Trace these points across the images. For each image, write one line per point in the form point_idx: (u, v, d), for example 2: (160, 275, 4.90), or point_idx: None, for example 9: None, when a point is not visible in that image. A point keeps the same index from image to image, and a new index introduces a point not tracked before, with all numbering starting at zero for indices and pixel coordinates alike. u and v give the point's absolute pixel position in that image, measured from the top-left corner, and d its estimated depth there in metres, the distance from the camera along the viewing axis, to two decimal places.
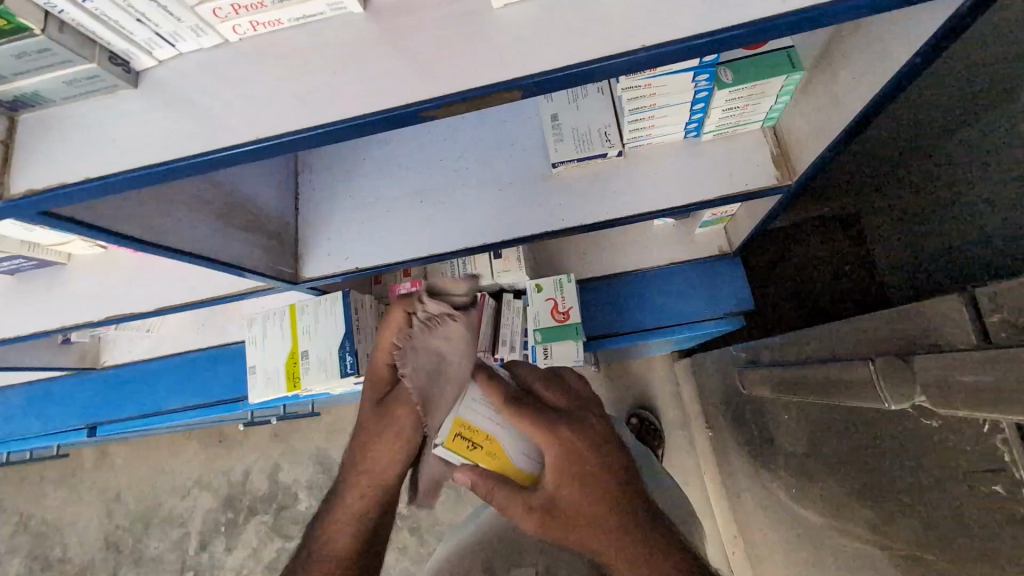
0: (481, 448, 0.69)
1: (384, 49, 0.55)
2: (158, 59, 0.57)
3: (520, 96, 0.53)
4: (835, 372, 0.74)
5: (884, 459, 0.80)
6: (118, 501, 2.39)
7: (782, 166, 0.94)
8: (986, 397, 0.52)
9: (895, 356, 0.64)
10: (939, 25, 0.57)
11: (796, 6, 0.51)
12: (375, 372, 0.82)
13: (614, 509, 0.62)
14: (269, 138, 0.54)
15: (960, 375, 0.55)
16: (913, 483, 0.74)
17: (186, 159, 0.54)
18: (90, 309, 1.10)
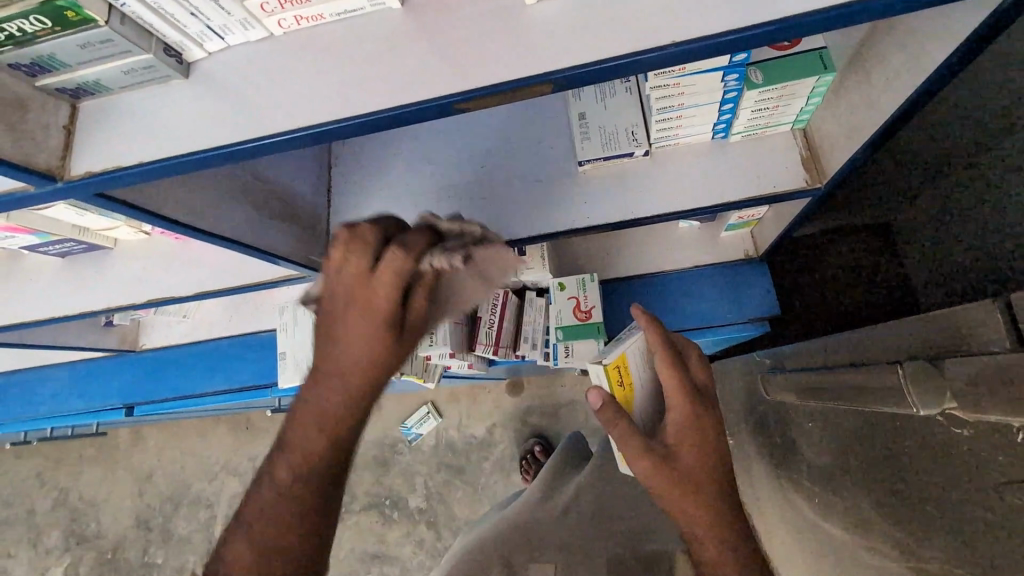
0: (626, 386, 0.82)
1: (420, 43, 0.57)
2: (209, 52, 0.60)
3: (550, 90, 0.55)
4: (860, 377, 0.73)
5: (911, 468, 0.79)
6: (150, 481, 2.48)
7: (811, 168, 0.93)
8: (1005, 402, 0.51)
9: (925, 361, 0.61)
10: (974, 26, 0.56)
11: (829, 4, 0.51)
12: (350, 311, 0.59)
13: (716, 486, 0.70)
14: (308, 128, 0.56)
15: (983, 381, 0.54)
16: (939, 493, 0.72)
17: (232, 146, 0.57)
18: (133, 292, 1.15)
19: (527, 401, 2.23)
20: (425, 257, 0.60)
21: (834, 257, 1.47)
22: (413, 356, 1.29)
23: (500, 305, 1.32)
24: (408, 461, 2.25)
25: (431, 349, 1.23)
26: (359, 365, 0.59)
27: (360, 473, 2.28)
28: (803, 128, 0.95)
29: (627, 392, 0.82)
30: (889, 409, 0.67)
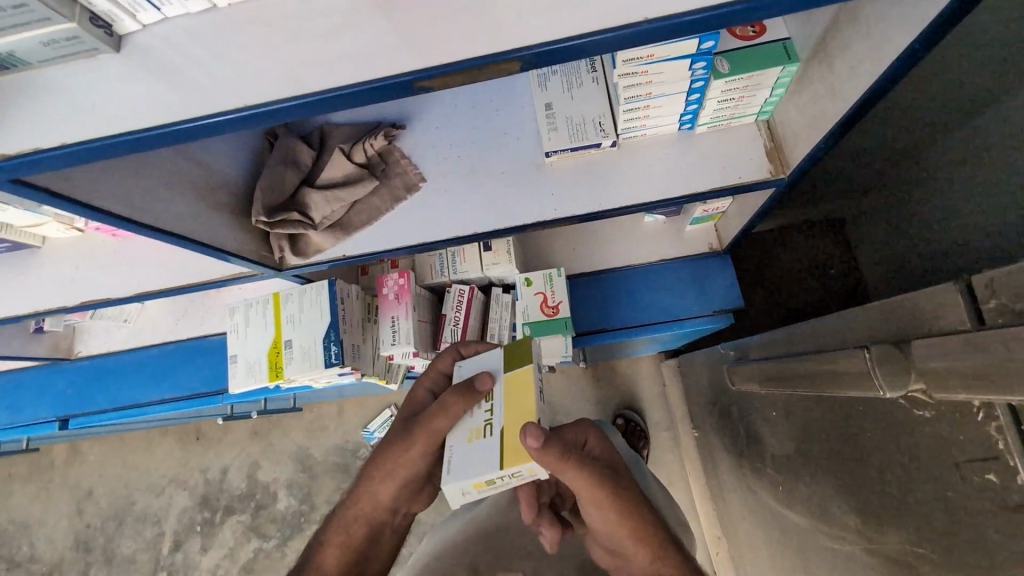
0: (484, 436, 0.71)
1: (377, 17, 0.53)
2: (144, 24, 0.54)
3: (517, 69, 0.52)
4: (826, 362, 0.73)
5: (858, 453, 0.80)
6: (90, 499, 2.32)
7: (776, 159, 0.94)
8: (963, 377, 0.50)
9: (889, 344, 0.61)
10: (938, 14, 0.55)
11: None
12: (416, 394, 0.82)
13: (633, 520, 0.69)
14: (260, 106, 0.52)
15: (944, 360, 0.53)
16: (886, 476, 0.73)
17: (175, 125, 0.53)
18: (61, 295, 1.05)
19: None
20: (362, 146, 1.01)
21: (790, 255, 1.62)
22: (374, 356, 1.24)
23: (466, 301, 1.29)
24: None
25: (393, 348, 1.18)
26: (395, 439, 0.75)
27: (320, 481, 2.20)
28: (767, 119, 0.96)
29: (482, 427, 0.72)
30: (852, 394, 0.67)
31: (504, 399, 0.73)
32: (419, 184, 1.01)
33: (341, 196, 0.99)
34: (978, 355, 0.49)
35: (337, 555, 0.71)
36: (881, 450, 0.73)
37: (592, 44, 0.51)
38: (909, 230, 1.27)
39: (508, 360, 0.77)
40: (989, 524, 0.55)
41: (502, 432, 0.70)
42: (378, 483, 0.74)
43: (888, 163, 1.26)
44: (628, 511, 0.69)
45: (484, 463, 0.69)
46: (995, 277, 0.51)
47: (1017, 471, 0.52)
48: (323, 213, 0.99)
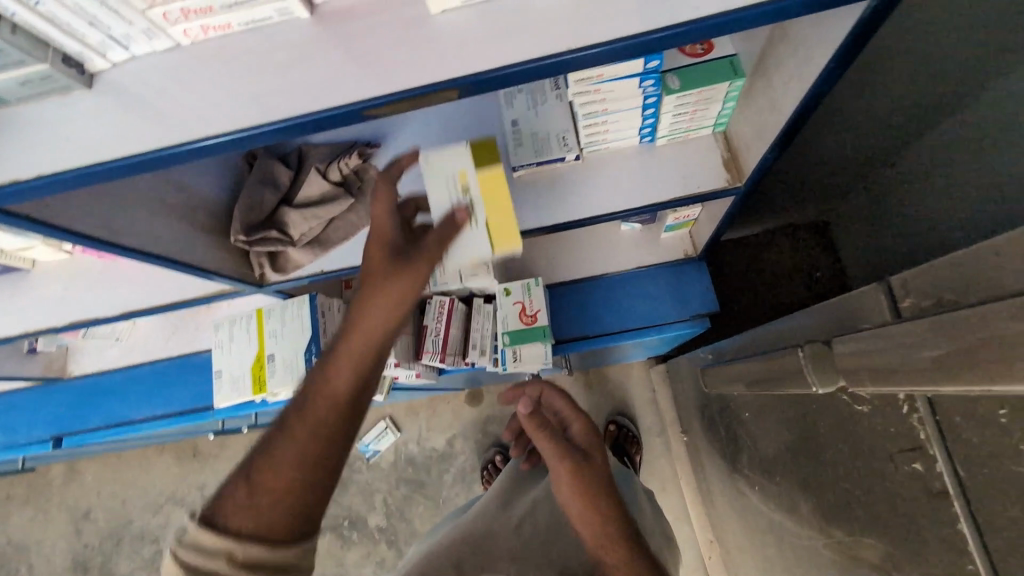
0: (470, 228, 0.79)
1: (332, 48, 0.56)
2: (113, 62, 0.58)
3: (457, 96, 0.54)
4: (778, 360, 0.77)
5: (815, 447, 0.83)
6: (88, 518, 2.34)
7: (733, 168, 0.98)
8: (869, 372, 0.54)
9: (823, 342, 0.64)
10: (846, 34, 0.58)
11: (708, 13, 0.52)
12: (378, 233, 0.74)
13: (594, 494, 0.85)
14: (205, 141, 0.55)
15: (854, 359, 0.56)
16: (838, 468, 0.75)
17: (123, 160, 0.55)
18: (50, 316, 1.09)
19: (485, 408, 2.37)
20: (337, 163, 1.01)
21: (777, 257, 1.67)
22: None
23: (446, 312, 1.35)
24: (367, 478, 2.36)
25: None
26: (392, 288, 0.70)
27: None
28: (724, 131, 0.99)
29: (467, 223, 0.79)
30: (795, 389, 0.71)
31: (481, 197, 0.79)
32: None
33: (317, 214, 1.02)
34: (880, 355, 0.52)
35: (315, 427, 0.63)
36: (832, 445, 0.76)
37: (528, 72, 0.53)
38: (878, 230, 1.34)
39: (478, 159, 0.79)
40: (923, 513, 0.57)
41: (487, 221, 0.79)
42: (385, 334, 0.69)
43: (858, 165, 1.29)
44: (586, 487, 0.85)
45: (477, 250, 0.79)
46: (909, 278, 0.54)
47: (936, 460, 0.54)
48: (301, 230, 1.03)
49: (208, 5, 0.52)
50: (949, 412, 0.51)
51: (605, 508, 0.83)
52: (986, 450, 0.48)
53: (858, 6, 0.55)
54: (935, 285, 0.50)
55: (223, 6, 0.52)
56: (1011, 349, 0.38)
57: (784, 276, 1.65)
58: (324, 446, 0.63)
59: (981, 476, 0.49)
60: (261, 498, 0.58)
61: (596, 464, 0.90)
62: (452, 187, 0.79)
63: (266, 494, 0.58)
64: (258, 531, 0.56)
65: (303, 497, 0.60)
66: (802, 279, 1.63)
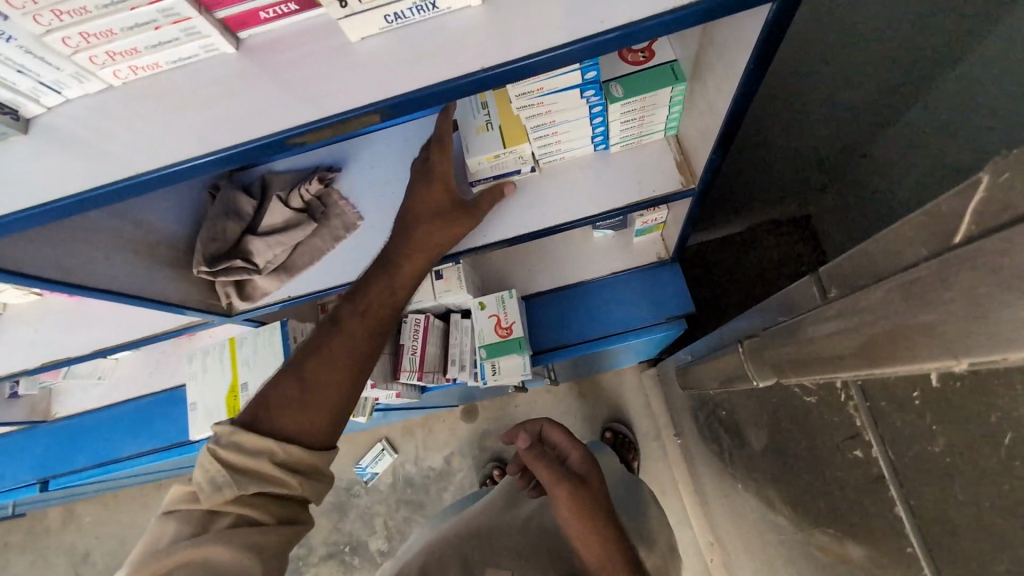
0: (489, 127, 0.95)
1: (259, 79, 0.57)
2: (47, 107, 0.59)
3: (380, 119, 0.55)
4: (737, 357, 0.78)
5: (778, 438, 0.84)
6: (87, 560, 2.33)
7: (685, 170, 1.00)
8: (804, 363, 0.56)
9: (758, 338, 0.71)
10: (760, 34, 0.60)
11: (613, 25, 0.52)
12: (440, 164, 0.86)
13: (599, 516, 0.86)
14: (131, 178, 0.56)
15: (800, 353, 0.56)
16: (797, 459, 0.77)
17: (57, 202, 0.57)
18: (24, 359, 1.09)
19: (480, 424, 2.36)
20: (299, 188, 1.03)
21: (762, 255, 1.67)
22: None
23: (422, 330, 1.35)
24: (366, 502, 2.35)
25: None
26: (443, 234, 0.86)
27: None
28: (675, 134, 1.02)
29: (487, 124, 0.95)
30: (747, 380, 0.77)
31: (498, 106, 0.95)
32: (357, 223, 1.07)
33: (282, 241, 1.03)
34: (812, 342, 0.53)
35: (365, 332, 0.80)
36: (789, 437, 0.78)
37: (447, 90, 0.53)
38: (859, 221, 1.34)
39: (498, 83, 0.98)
40: (868, 498, 0.58)
41: (501, 123, 0.94)
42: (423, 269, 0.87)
43: (840, 151, 1.30)
44: (590, 509, 0.86)
45: (493, 144, 0.94)
46: (835, 268, 0.56)
47: (873, 446, 0.56)
48: (266, 257, 1.04)
49: (133, 47, 0.53)
50: (877, 398, 0.53)
51: (605, 531, 0.85)
52: (906, 430, 0.49)
53: (763, 9, 0.57)
54: (854, 272, 0.52)
55: (148, 47, 0.54)
56: (904, 336, 0.39)
57: (770, 274, 1.65)
58: (371, 337, 0.81)
59: (908, 457, 0.50)
60: (307, 403, 0.74)
61: (592, 487, 0.90)
62: (474, 107, 0.95)
63: (310, 397, 0.74)
64: (298, 428, 0.73)
65: (329, 407, 0.75)
66: (788, 276, 1.62)
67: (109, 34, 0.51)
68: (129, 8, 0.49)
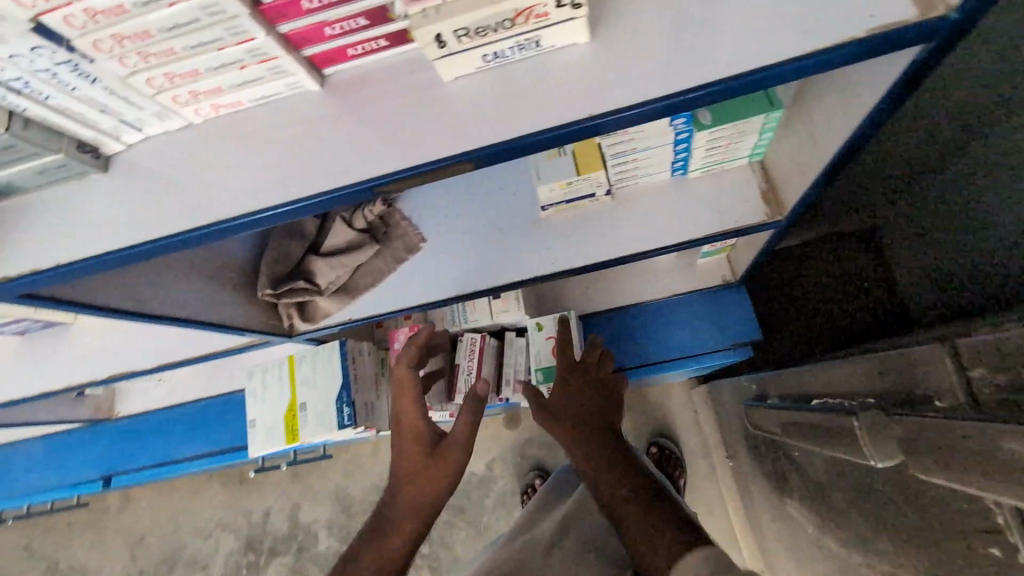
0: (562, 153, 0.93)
1: (344, 120, 0.53)
2: (128, 143, 0.57)
3: (472, 169, 0.50)
4: (836, 422, 0.74)
5: (868, 501, 0.81)
6: (142, 544, 2.42)
7: (771, 200, 0.91)
8: (954, 455, 0.53)
9: (878, 410, 0.67)
10: (897, 74, 0.53)
11: (745, 68, 0.46)
12: (409, 424, 0.78)
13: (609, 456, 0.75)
14: (210, 225, 0.53)
15: (936, 441, 0.56)
16: (890, 530, 0.73)
17: (139, 245, 0.54)
18: (92, 369, 1.11)
19: (522, 433, 2.32)
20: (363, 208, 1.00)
21: (818, 275, 1.44)
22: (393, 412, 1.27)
23: (478, 350, 1.32)
24: None
25: None
26: (427, 489, 0.73)
27: (357, 520, 2.27)
28: (760, 160, 0.94)
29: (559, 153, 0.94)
30: (842, 449, 0.73)
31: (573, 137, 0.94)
32: (419, 244, 1.04)
33: (345, 262, 1.00)
34: (953, 434, 0.53)
35: None
36: (887, 506, 0.74)
37: (551, 139, 0.48)
38: (948, 237, 1.11)
39: None
40: None
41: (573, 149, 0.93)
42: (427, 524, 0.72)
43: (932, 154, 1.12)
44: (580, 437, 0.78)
45: (564, 170, 0.91)
46: (977, 347, 0.57)
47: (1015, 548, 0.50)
48: (329, 278, 1.01)
49: (217, 86, 0.50)
50: None
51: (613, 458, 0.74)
52: None
53: (909, 51, 0.50)
54: (1013, 361, 0.52)
55: (231, 86, 0.51)
56: None
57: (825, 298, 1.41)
58: None
59: None
60: None
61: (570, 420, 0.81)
62: None
63: None
64: None
65: None
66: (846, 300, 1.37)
67: (194, 74, 0.48)
68: (217, 48, 0.46)
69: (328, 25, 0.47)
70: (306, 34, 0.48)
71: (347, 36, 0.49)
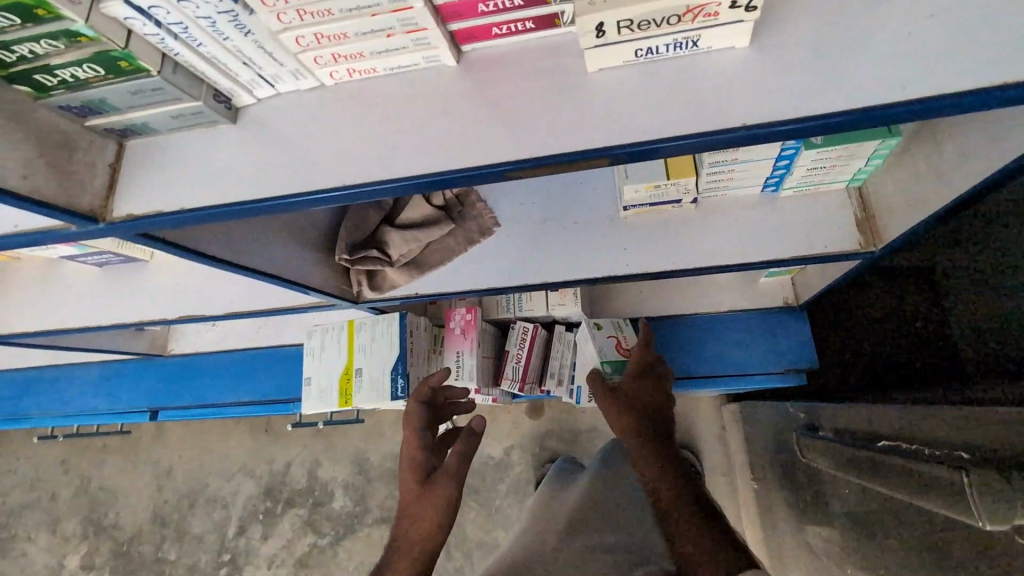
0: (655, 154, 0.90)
1: (475, 99, 0.53)
2: (257, 98, 0.58)
3: (606, 165, 0.49)
4: (935, 472, 0.76)
5: (953, 551, 0.83)
6: (169, 476, 2.52)
7: (866, 229, 0.88)
8: None
9: (994, 471, 0.67)
10: None
11: (917, 93, 0.43)
12: (409, 455, 0.84)
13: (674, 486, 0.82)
14: (330, 190, 0.53)
15: None
16: None
17: (265, 201, 0.54)
18: (159, 306, 1.14)
19: (546, 425, 2.32)
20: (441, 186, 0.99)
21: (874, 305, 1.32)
22: None
23: (529, 339, 1.32)
24: None
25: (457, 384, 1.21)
26: (426, 516, 0.76)
27: (375, 485, 2.32)
28: (858, 187, 0.90)
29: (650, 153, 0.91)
30: (939, 503, 0.75)
31: None
32: (493, 228, 1.03)
33: (419, 237, 0.99)
34: None
35: None
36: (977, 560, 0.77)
37: (699, 145, 0.46)
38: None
39: None
40: None
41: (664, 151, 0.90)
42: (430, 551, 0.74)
43: None
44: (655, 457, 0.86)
45: (655, 172, 0.88)
46: None
47: None
48: (400, 251, 1.01)
49: (360, 52, 0.51)
50: None
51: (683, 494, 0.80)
52: None
53: None
54: None
55: (373, 53, 0.52)
56: None
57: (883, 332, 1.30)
58: None
59: None
60: None
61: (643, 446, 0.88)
62: None
63: None
64: None
65: None
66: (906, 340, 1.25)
67: (342, 37, 0.49)
68: (372, 15, 0.46)
69: (482, 1, 0.48)
70: (459, 7, 0.48)
71: (497, 14, 0.50)
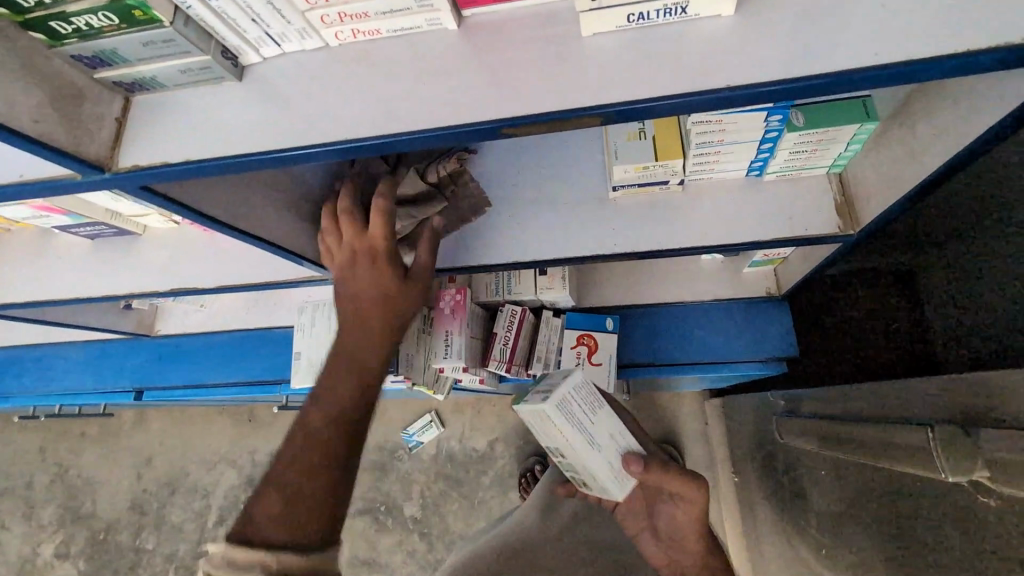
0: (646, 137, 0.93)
1: (474, 60, 0.56)
2: (263, 57, 0.60)
3: (599, 124, 0.52)
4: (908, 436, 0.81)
5: (917, 517, 0.87)
6: (149, 465, 2.49)
7: (845, 215, 0.92)
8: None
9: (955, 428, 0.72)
10: None
11: (888, 60, 0.47)
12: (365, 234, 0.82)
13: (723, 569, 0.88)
14: (326, 145, 0.55)
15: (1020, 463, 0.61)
16: (943, 548, 0.81)
17: (269, 153, 0.56)
18: (151, 280, 1.15)
19: None
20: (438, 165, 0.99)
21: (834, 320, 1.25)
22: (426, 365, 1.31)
23: (517, 322, 1.34)
24: (406, 469, 2.36)
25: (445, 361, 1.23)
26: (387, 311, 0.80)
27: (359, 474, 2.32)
28: (838, 173, 0.94)
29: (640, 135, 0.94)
30: (911, 465, 0.79)
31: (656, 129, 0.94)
32: (485, 207, 1.04)
33: (415, 214, 0.99)
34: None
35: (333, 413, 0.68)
36: (941, 520, 0.81)
37: (686, 105, 0.49)
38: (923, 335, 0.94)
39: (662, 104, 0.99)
40: None
41: (654, 133, 0.93)
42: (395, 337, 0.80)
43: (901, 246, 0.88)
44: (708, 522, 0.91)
45: (643, 153, 0.92)
46: None
47: None
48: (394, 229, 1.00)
49: (365, 10, 0.54)
50: None
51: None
52: None
53: None
54: None
55: (378, 12, 0.55)
56: None
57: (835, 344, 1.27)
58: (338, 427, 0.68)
59: None
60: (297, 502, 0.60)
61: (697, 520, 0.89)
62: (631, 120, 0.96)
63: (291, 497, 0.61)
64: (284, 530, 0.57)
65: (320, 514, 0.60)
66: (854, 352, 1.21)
67: None
68: None
69: None
70: None
71: None
